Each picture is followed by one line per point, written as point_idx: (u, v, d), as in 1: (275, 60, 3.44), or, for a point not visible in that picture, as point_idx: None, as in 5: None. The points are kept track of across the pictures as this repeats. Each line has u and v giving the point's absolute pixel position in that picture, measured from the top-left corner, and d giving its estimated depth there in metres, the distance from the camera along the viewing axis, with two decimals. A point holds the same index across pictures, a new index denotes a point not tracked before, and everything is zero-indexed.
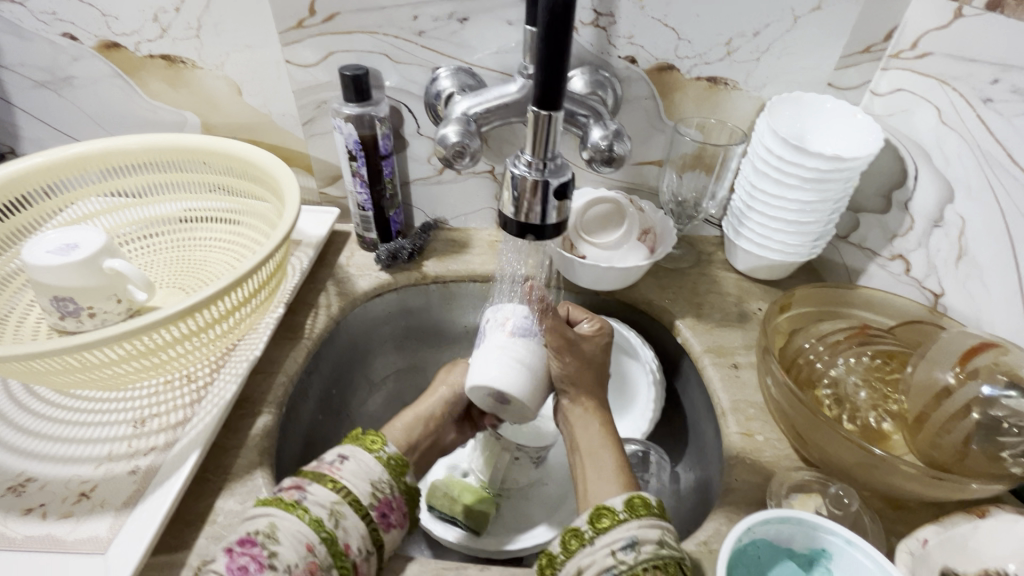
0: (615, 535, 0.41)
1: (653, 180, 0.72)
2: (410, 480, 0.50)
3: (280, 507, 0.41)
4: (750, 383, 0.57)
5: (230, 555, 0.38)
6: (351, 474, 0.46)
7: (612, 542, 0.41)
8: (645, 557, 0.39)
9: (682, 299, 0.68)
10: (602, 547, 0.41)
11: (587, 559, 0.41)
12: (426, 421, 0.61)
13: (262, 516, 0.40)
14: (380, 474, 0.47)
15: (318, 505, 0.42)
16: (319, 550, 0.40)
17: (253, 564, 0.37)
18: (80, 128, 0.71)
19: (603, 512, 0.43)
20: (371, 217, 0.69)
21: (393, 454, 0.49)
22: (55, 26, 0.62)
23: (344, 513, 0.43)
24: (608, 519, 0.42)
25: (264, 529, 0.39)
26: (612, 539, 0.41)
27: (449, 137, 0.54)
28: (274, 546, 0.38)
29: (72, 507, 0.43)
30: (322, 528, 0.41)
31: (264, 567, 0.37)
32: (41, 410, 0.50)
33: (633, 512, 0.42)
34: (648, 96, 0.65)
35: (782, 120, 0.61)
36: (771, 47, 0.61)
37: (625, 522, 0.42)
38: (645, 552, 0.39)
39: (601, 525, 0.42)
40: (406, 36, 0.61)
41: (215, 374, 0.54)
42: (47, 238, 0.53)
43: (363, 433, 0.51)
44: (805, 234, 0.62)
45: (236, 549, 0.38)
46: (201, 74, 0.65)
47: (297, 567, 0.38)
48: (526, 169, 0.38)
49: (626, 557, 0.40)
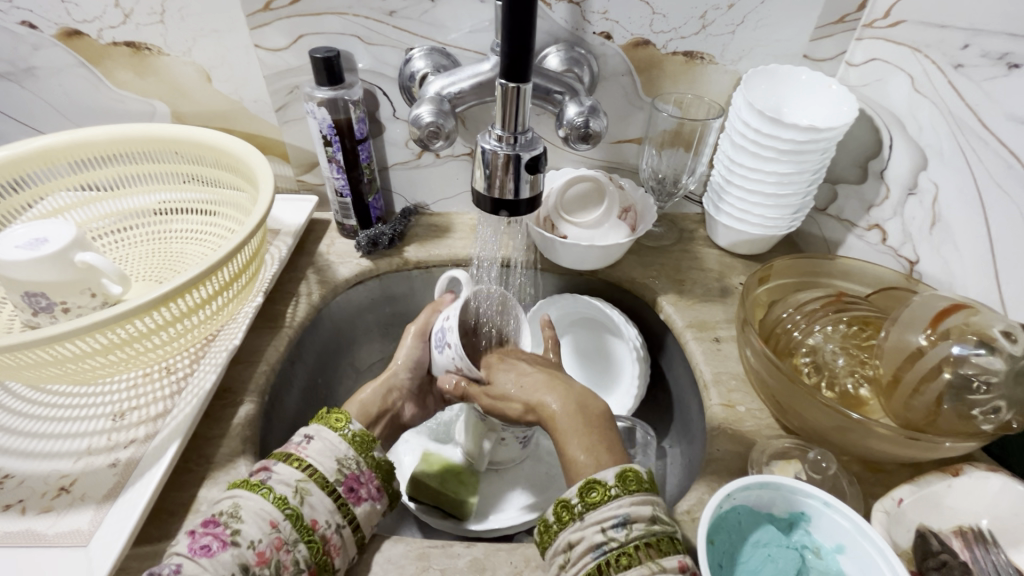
0: (606, 512, 0.39)
1: (633, 157, 0.72)
2: (380, 454, 0.49)
3: (245, 488, 0.41)
4: (731, 355, 0.57)
5: (193, 536, 0.38)
6: (318, 452, 0.45)
7: (602, 520, 0.39)
8: (636, 535, 0.38)
9: (665, 276, 0.68)
10: (592, 524, 0.39)
11: (575, 534, 0.39)
12: (385, 392, 0.57)
13: (227, 498, 0.41)
14: (346, 451, 0.46)
15: (281, 484, 0.42)
16: (283, 526, 0.40)
17: (216, 543, 0.37)
18: (45, 121, 0.69)
19: (593, 485, 0.41)
20: (349, 204, 0.68)
21: (358, 430, 0.49)
22: (14, 14, 0.60)
23: (309, 490, 0.43)
24: (597, 493, 0.40)
25: (227, 510, 0.39)
26: (602, 516, 0.39)
27: (423, 117, 0.53)
28: (235, 524, 0.39)
29: (53, 502, 0.42)
30: (286, 506, 0.41)
31: (226, 544, 0.38)
32: (19, 407, 0.49)
33: (624, 487, 0.40)
34: (625, 72, 0.64)
35: (759, 93, 0.61)
36: (745, 19, 0.61)
37: (616, 498, 0.40)
38: (637, 529, 0.38)
39: (590, 499, 0.40)
40: (377, 17, 0.60)
41: (196, 365, 0.53)
42: (15, 232, 0.52)
43: (328, 411, 0.50)
44: (783, 208, 0.63)
45: (199, 530, 0.38)
46: (167, 61, 0.64)
47: (260, 543, 0.38)
48: (497, 143, 0.37)
49: (617, 535, 0.38)
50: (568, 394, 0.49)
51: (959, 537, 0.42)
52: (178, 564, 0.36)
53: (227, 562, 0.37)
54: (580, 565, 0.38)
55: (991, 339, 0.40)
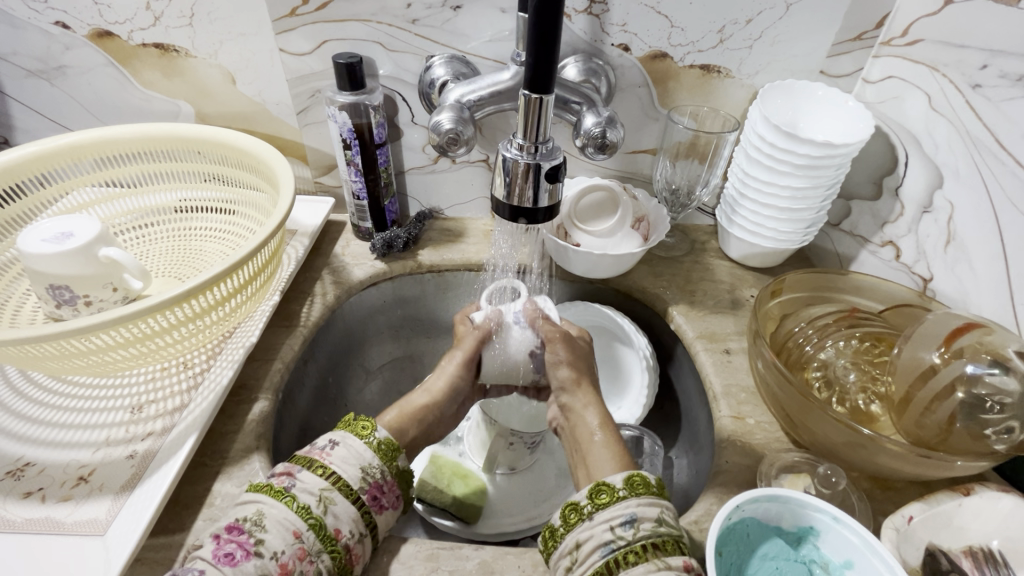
0: (615, 511, 0.41)
1: (647, 168, 0.73)
2: (403, 462, 0.49)
3: (268, 495, 0.41)
4: (742, 368, 0.57)
5: (218, 542, 0.38)
6: (341, 459, 0.45)
7: (612, 518, 0.40)
8: (644, 534, 0.39)
9: (676, 286, 0.68)
10: (601, 523, 0.40)
11: (586, 534, 0.40)
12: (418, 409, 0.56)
13: (250, 504, 0.41)
14: (370, 459, 0.46)
15: (306, 492, 0.42)
16: (307, 536, 0.40)
17: (239, 552, 0.38)
18: (73, 119, 0.70)
19: (602, 488, 0.42)
20: (366, 206, 0.69)
21: (383, 438, 0.49)
22: (48, 14, 0.62)
23: (333, 499, 0.43)
24: (606, 495, 0.42)
25: (251, 517, 0.40)
26: (611, 514, 0.40)
27: (443, 123, 0.53)
28: (259, 534, 0.39)
29: (71, 491, 0.43)
30: (309, 515, 0.41)
31: (250, 554, 0.38)
32: (40, 397, 0.51)
33: (633, 489, 0.41)
34: (642, 84, 0.65)
35: (775, 108, 0.62)
36: (763, 35, 0.61)
37: (624, 499, 0.41)
38: (645, 529, 0.39)
39: (600, 500, 0.42)
40: (399, 25, 0.61)
41: (212, 360, 0.54)
42: (42, 226, 0.54)
43: (354, 417, 0.50)
44: (796, 222, 0.63)
45: (223, 536, 0.39)
46: (194, 62, 0.65)
47: (283, 555, 0.39)
48: (518, 152, 0.38)
49: (625, 533, 0.39)
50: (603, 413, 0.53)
51: (969, 557, 0.41)
52: (201, 572, 0.37)
53: (251, 571, 0.37)
54: (587, 563, 0.39)
55: (1006, 359, 0.41)
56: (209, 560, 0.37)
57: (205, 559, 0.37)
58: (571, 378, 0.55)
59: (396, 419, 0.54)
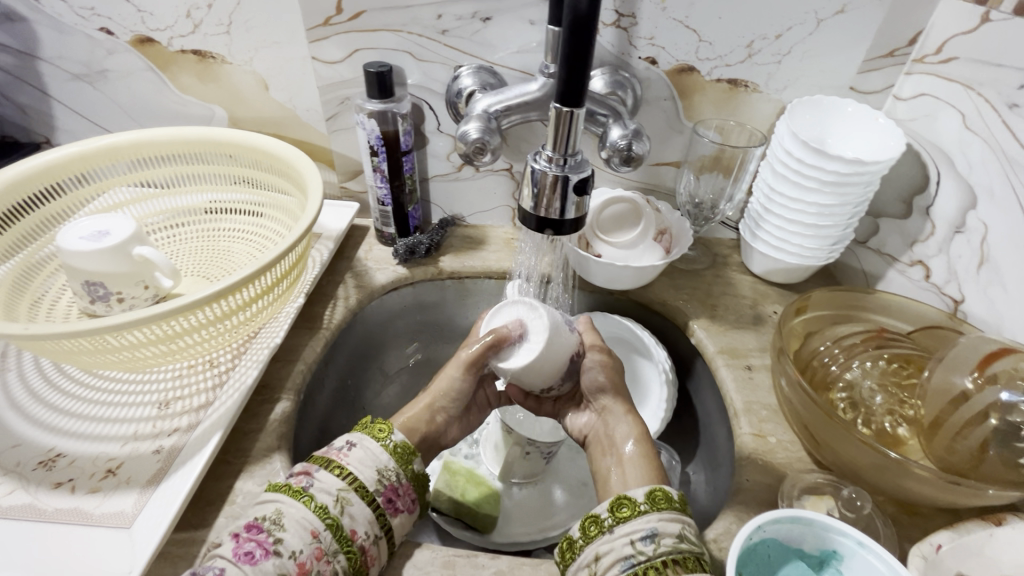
0: (635, 526, 0.40)
1: (670, 181, 0.73)
2: (418, 465, 0.50)
3: (287, 494, 0.42)
4: (764, 385, 0.57)
5: (237, 541, 0.39)
6: (358, 460, 0.46)
7: (631, 532, 0.40)
8: (664, 550, 0.38)
9: (697, 300, 0.68)
10: (621, 536, 0.40)
11: (605, 546, 0.40)
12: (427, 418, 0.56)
13: (268, 503, 0.41)
14: (386, 461, 0.47)
15: (323, 492, 0.43)
16: (325, 535, 0.41)
17: (259, 550, 0.38)
18: (112, 121, 0.73)
19: (623, 501, 0.42)
20: (390, 212, 0.70)
21: (400, 441, 0.49)
22: (94, 21, 0.64)
23: (349, 500, 0.43)
24: (627, 509, 0.41)
25: (271, 516, 0.40)
26: (631, 529, 0.40)
27: (470, 133, 0.54)
28: (279, 533, 0.40)
29: (100, 483, 0.44)
30: (328, 515, 0.42)
31: (269, 552, 0.39)
32: (72, 390, 0.52)
33: (654, 504, 0.41)
34: (668, 97, 0.65)
35: (803, 123, 0.61)
36: (792, 50, 0.61)
37: (644, 514, 0.41)
38: (665, 544, 0.39)
39: (621, 514, 0.41)
40: (429, 35, 0.62)
41: (237, 359, 0.56)
42: (80, 224, 0.55)
43: (372, 421, 0.51)
44: (822, 239, 0.62)
45: (242, 534, 0.39)
46: (230, 69, 0.67)
47: (301, 553, 0.39)
48: (547, 164, 0.38)
49: (645, 548, 0.39)
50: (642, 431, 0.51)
51: None
52: (222, 568, 0.37)
53: (269, 570, 0.38)
54: None
55: None
56: (228, 558, 0.38)
57: (225, 557, 0.38)
58: (609, 386, 0.55)
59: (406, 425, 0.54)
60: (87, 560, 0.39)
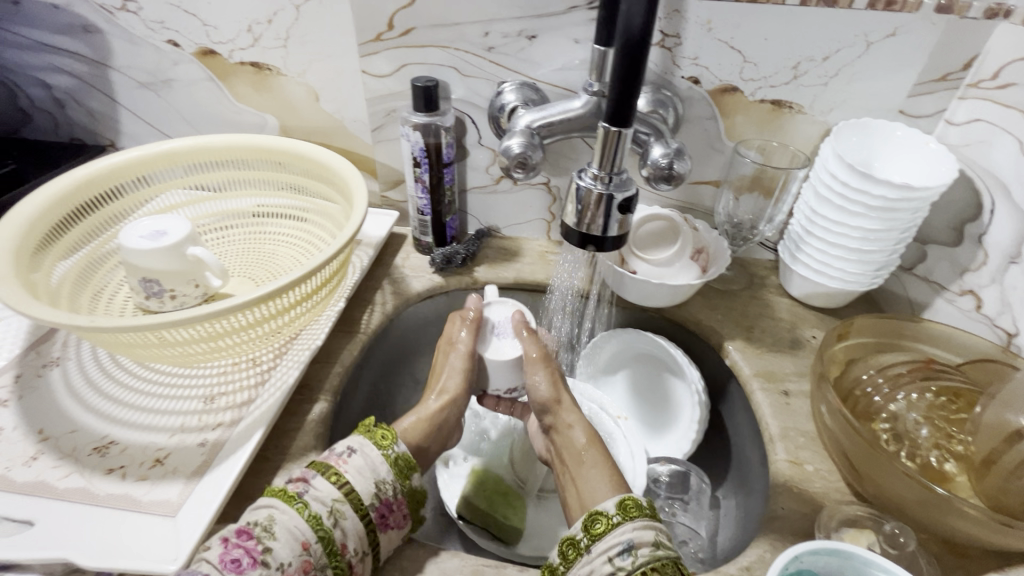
0: (611, 541, 0.41)
1: (708, 200, 0.72)
2: (416, 481, 0.48)
3: (281, 499, 0.42)
4: (801, 411, 0.55)
5: (225, 545, 0.39)
6: (356, 469, 0.45)
7: (609, 549, 0.40)
8: (641, 561, 0.39)
9: (733, 321, 0.67)
10: (599, 555, 0.40)
11: (586, 568, 0.40)
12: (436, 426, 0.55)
13: (262, 509, 0.41)
14: (385, 473, 0.46)
15: (317, 501, 0.42)
16: (314, 548, 0.40)
17: (246, 558, 0.38)
18: (172, 127, 0.77)
19: (597, 517, 0.43)
20: (428, 222, 0.72)
21: (402, 453, 0.48)
22: (162, 33, 0.68)
23: (343, 513, 0.42)
24: (601, 524, 0.42)
25: (261, 522, 0.40)
26: (608, 545, 0.41)
27: (512, 148, 0.55)
28: (267, 542, 0.39)
29: (148, 471, 0.46)
30: (319, 526, 0.41)
31: (256, 562, 0.38)
32: (125, 380, 0.55)
33: (626, 514, 0.42)
34: (710, 116, 0.65)
35: (849, 146, 0.60)
36: (840, 72, 0.60)
37: (618, 526, 0.41)
38: (643, 555, 0.39)
39: (595, 531, 0.42)
40: (476, 52, 0.64)
41: (279, 359, 0.58)
42: (140, 223, 0.59)
43: (374, 424, 0.49)
44: (866, 264, 0.61)
45: (231, 540, 0.39)
46: (284, 80, 0.70)
47: (289, 566, 0.39)
48: (592, 181, 0.39)
49: (623, 563, 0.39)
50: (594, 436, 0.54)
51: None
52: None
53: None
54: None
55: None
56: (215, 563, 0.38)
57: (210, 561, 0.38)
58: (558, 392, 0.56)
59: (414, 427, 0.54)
60: (135, 546, 0.41)
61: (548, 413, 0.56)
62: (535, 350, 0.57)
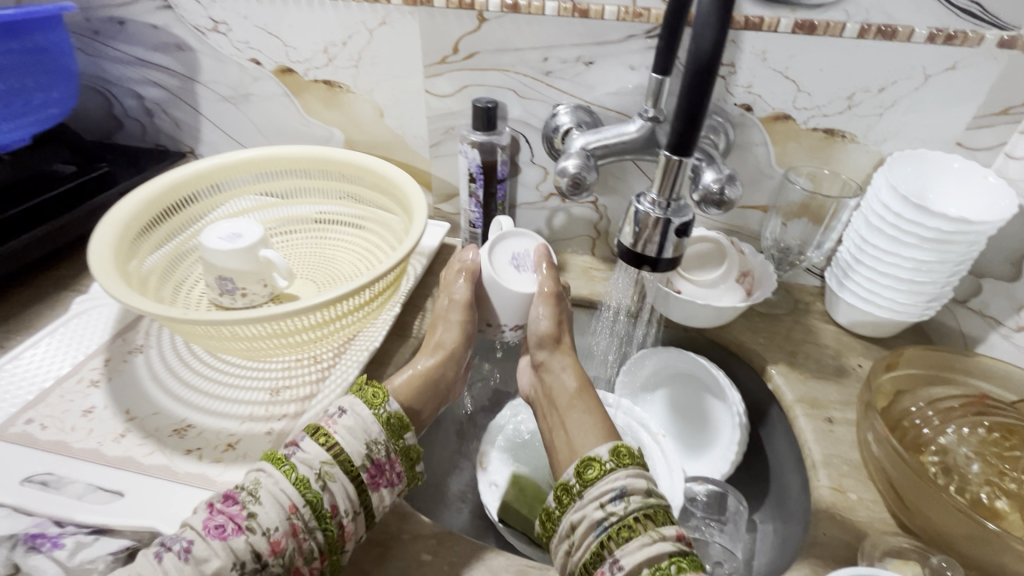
0: (603, 488, 0.44)
1: (755, 225, 0.73)
2: (410, 440, 0.49)
3: (270, 464, 0.43)
4: (845, 439, 0.56)
5: (211, 512, 0.40)
6: (346, 430, 0.45)
7: (601, 496, 0.43)
8: (635, 507, 0.42)
9: (776, 346, 0.67)
10: (591, 501, 0.44)
11: (578, 516, 0.44)
12: (435, 376, 0.56)
13: (250, 475, 0.43)
14: (376, 435, 0.47)
15: (304, 465, 0.43)
16: (302, 511, 0.41)
17: (230, 525, 0.39)
18: (247, 137, 0.83)
19: (591, 463, 0.45)
20: (479, 234, 0.75)
21: (394, 412, 0.49)
22: (246, 53, 0.74)
23: (332, 476, 0.43)
24: (594, 470, 0.45)
25: (247, 488, 0.41)
26: (601, 493, 0.44)
27: (568, 168, 0.57)
28: (252, 507, 0.40)
29: (222, 454, 0.50)
30: (306, 490, 0.42)
31: (241, 528, 0.39)
32: (199, 369, 0.60)
33: (619, 461, 0.45)
34: (760, 142, 0.66)
35: (903, 177, 0.61)
36: (896, 104, 0.61)
37: (610, 473, 0.44)
38: (634, 502, 0.42)
39: (587, 477, 0.45)
40: (534, 75, 0.67)
41: (337, 358, 0.61)
42: (218, 225, 0.64)
43: (367, 383, 0.50)
44: (917, 294, 0.61)
45: (217, 507, 0.40)
46: (352, 97, 0.75)
47: (275, 531, 0.40)
48: (650, 206, 0.41)
49: (615, 508, 0.42)
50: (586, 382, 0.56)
51: None
52: (190, 541, 0.39)
53: (240, 545, 0.38)
54: (585, 545, 0.43)
55: None
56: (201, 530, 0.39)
57: (195, 529, 0.39)
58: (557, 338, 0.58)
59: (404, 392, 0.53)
60: None
61: (544, 350, 0.58)
62: (549, 286, 0.59)
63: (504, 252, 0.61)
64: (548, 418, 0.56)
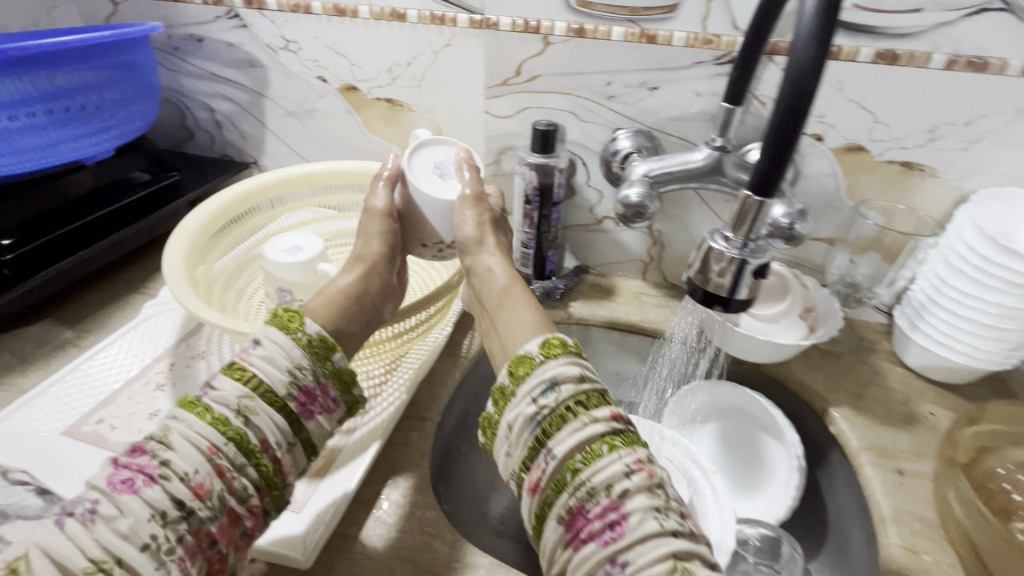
0: (534, 382, 0.43)
1: (819, 257, 0.70)
2: (340, 361, 0.48)
3: (182, 409, 0.41)
4: (917, 494, 0.52)
5: (115, 468, 0.37)
6: (262, 358, 0.44)
7: (533, 390, 0.42)
8: (566, 395, 0.41)
9: (840, 387, 0.64)
10: (524, 396, 0.43)
11: (513, 413, 0.43)
12: (358, 294, 0.54)
13: (159, 425, 0.40)
14: (299, 359, 0.45)
15: (220, 403, 0.41)
16: (225, 449, 0.39)
17: (139, 476, 0.36)
18: (309, 151, 0.85)
19: (523, 360, 0.45)
20: (531, 255, 0.74)
21: (314, 335, 0.47)
22: (314, 71, 0.77)
23: (253, 409, 0.41)
24: (525, 366, 0.44)
25: (155, 437, 0.39)
26: (532, 386, 0.43)
27: (631, 197, 0.56)
28: (163, 454, 0.38)
29: None
30: (226, 427, 0.40)
31: (152, 478, 0.37)
32: None
33: (548, 352, 0.44)
34: (830, 173, 0.64)
35: (987, 218, 0.57)
36: (983, 138, 0.57)
37: (543, 364, 0.43)
38: (565, 389, 0.42)
39: (519, 372, 0.44)
40: (596, 99, 0.66)
41: (389, 374, 0.62)
42: (280, 238, 0.65)
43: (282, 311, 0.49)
44: (1001, 343, 0.56)
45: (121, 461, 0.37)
46: (413, 116, 0.76)
47: (196, 474, 0.38)
48: (726, 245, 0.40)
49: (547, 401, 0.41)
50: (516, 276, 0.56)
51: None
52: (94, 502, 0.35)
53: (158, 495, 0.36)
54: (522, 440, 0.42)
55: None
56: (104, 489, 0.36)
57: (97, 487, 0.36)
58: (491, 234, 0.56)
59: (321, 306, 0.51)
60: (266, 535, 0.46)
61: (469, 253, 0.57)
62: (473, 186, 0.57)
63: (425, 159, 0.58)
64: (482, 320, 0.55)
